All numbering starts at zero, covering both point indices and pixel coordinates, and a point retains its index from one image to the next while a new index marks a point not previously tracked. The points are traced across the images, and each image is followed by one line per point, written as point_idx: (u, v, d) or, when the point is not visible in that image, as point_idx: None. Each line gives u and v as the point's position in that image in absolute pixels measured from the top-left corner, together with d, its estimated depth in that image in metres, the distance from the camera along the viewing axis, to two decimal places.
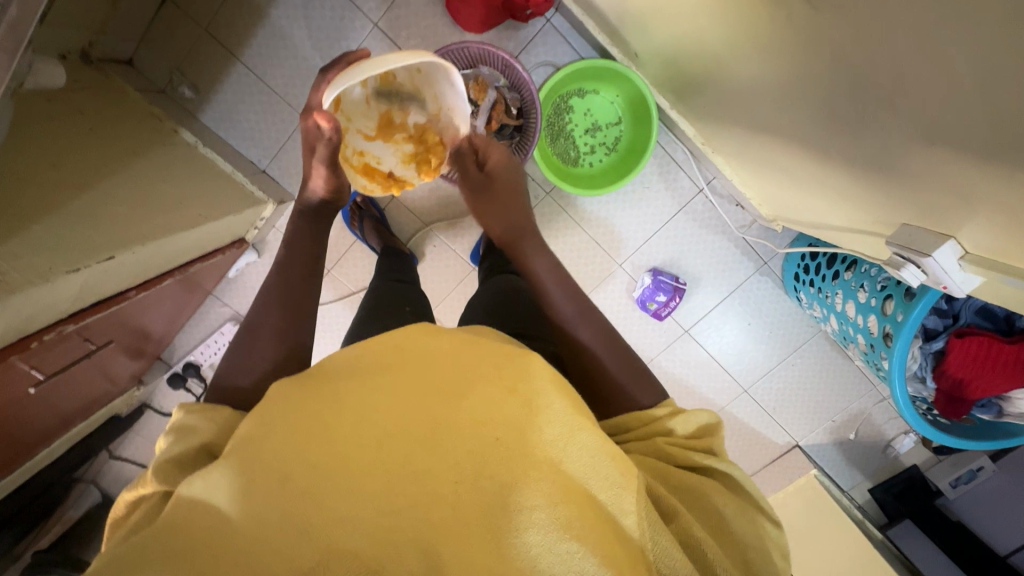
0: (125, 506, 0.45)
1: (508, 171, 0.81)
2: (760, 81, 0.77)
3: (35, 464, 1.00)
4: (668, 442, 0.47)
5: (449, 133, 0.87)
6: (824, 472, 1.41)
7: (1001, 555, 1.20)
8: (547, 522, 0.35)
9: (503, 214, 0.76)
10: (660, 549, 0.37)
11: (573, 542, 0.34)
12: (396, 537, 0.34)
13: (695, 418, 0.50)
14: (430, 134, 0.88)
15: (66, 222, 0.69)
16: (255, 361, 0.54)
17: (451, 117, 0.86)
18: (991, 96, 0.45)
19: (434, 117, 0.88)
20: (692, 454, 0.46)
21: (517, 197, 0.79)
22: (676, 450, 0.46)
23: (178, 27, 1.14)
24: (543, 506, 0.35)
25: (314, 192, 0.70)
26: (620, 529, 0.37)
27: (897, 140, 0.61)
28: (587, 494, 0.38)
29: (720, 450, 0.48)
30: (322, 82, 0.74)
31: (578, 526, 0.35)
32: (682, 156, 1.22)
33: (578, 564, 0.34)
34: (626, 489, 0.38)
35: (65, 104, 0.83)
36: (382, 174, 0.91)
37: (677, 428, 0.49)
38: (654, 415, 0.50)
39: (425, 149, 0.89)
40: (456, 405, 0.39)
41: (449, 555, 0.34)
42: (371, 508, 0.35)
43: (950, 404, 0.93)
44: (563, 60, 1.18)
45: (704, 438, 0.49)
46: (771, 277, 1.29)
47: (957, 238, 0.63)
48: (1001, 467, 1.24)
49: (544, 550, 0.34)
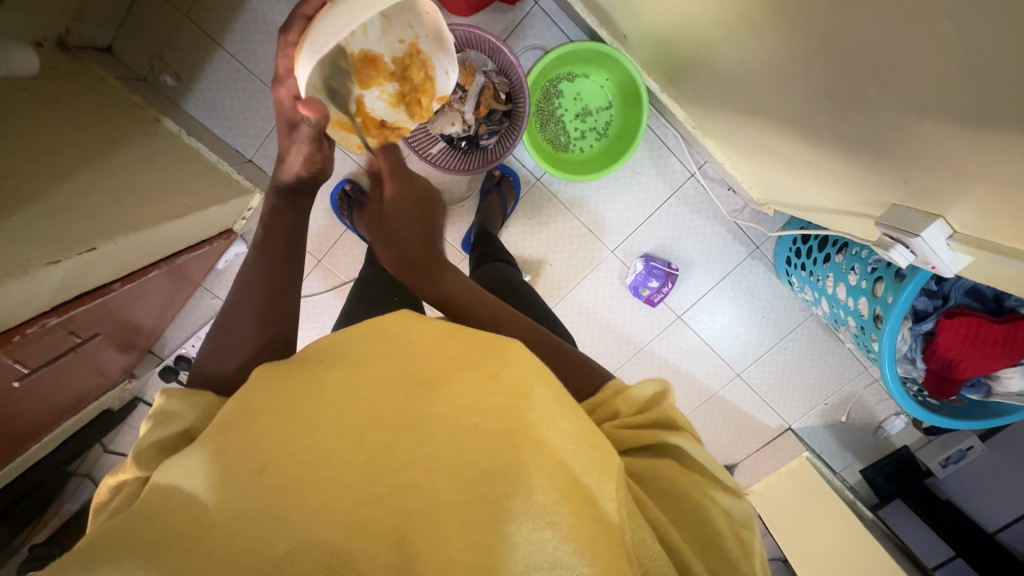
0: (105, 495, 0.45)
1: (403, 202, 0.62)
2: (750, 61, 0.76)
3: (27, 458, 1.00)
4: (611, 426, 0.46)
5: (433, 64, 0.82)
6: (815, 453, 1.43)
7: (989, 533, 1.20)
8: (527, 511, 0.34)
9: (403, 238, 0.60)
10: (638, 538, 0.36)
11: (547, 530, 0.34)
12: (371, 529, 0.34)
13: (637, 395, 0.48)
14: (414, 69, 0.81)
15: (43, 214, 0.67)
16: (234, 347, 0.54)
17: (433, 47, 0.81)
18: (982, 72, 0.44)
19: (411, 49, 0.81)
20: (639, 432, 0.45)
21: (422, 232, 0.61)
22: (620, 435, 0.45)
23: (158, 13, 1.11)
24: (523, 495, 0.35)
25: (290, 169, 0.66)
26: (600, 513, 0.36)
27: (887, 119, 0.60)
28: (569, 478, 0.36)
29: (670, 420, 0.46)
30: (286, 44, 0.67)
31: (557, 514, 0.34)
32: (673, 140, 1.20)
33: (553, 554, 0.33)
34: (605, 476, 0.37)
35: (40, 94, 0.81)
36: (375, 125, 0.83)
37: (621, 409, 0.48)
38: (602, 396, 0.49)
39: (411, 88, 0.83)
40: (438, 394, 0.39)
41: (423, 547, 0.33)
42: (346, 496, 0.35)
43: (941, 384, 0.94)
44: (552, 43, 1.16)
45: (652, 409, 0.47)
46: (763, 261, 1.29)
47: (945, 218, 0.63)
48: (990, 446, 1.22)
49: (523, 540, 0.34)
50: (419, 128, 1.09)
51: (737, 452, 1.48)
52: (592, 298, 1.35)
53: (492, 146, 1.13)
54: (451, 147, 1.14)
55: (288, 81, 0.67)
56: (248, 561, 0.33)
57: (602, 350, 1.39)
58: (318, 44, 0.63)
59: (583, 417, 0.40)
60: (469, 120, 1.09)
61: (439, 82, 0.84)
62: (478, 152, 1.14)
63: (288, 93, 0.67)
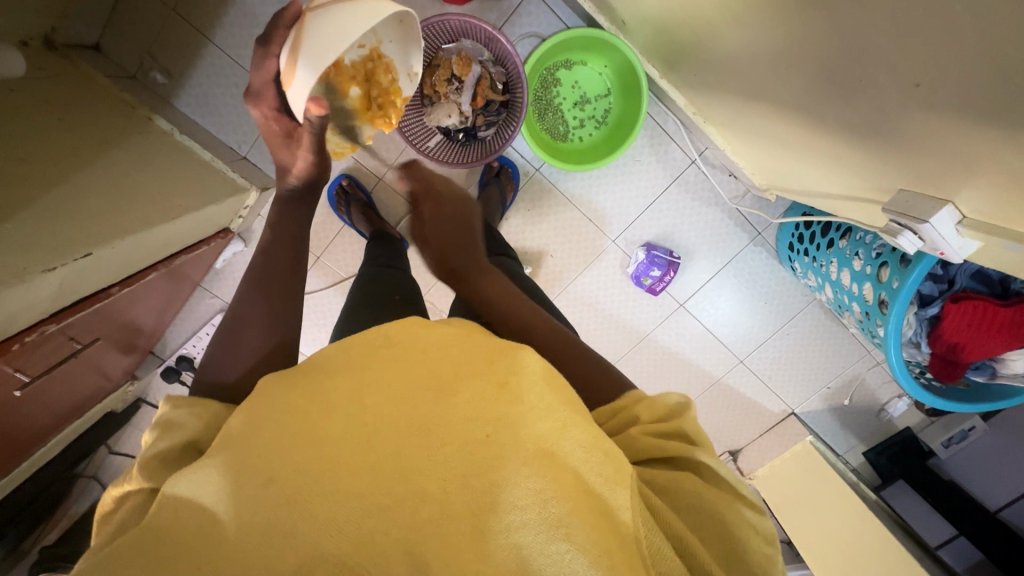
0: (111, 507, 0.44)
1: (442, 220, 0.67)
2: (753, 46, 0.74)
3: (33, 462, 1.00)
4: (641, 432, 0.45)
5: (395, 67, 0.81)
6: (819, 437, 1.44)
7: (992, 512, 1.18)
8: (537, 521, 0.34)
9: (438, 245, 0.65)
10: (655, 547, 0.36)
11: (562, 542, 0.33)
12: (381, 541, 0.33)
13: (662, 402, 0.47)
14: (379, 73, 0.79)
15: (37, 218, 0.66)
16: (242, 353, 0.53)
17: (396, 50, 0.81)
18: (998, 54, 0.43)
19: (370, 54, 0.78)
20: (667, 444, 0.43)
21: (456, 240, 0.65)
22: (650, 441, 0.43)
23: (145, 8, 1.08)
24: (533, 506, 0.34)
25: (297, 174, 0.68)
26: (617, 524, 0.35)
27: (897, 103, 0.58)
28: (581, 486, 0.36)
29: (693, 433, 0.45)
30: (266, 56, 0.66)
31: (570, 525, 0.34)
32: (673, 127, 1.19)
33: (570, 565, 0.33)
34: (620, 484, 0.37)
35: (29, 95, 0.79)
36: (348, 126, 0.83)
37: (643, 414, 0.46)
38: (622, 402, 0.48)
39: (380, 92, 0.80)
40: (445, 403, 0.38)
41: (435, 558, 0.33)
42: (356, 507, 0.34)
43: (944, 366, 0.95)
44: (548, 30, 1.14)
45: (674, 419, 0.46)
46: (766, 248, 1.28)
47: (954, 203, 0.62)
48: (992, 426, 1.23)
49: (536, 550, 0.33)
50: (415, 121, 1.07)
51: (739, 439, 1.50)
52: (594, 288, 1.34)
53: (490, 137, 1.12)
54: (448, 140, 1.12)
55: (268, 94, 0.67)
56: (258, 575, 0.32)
57: (604, 340, 1.39)
58: (313, 53, 0.63)
59: (597, 427, 0.39)
60: (466, 111, 1.08)
61: (404, 84, 0.83)
62: (477, 144, 1.12)
63: (269, 107, 0.68)
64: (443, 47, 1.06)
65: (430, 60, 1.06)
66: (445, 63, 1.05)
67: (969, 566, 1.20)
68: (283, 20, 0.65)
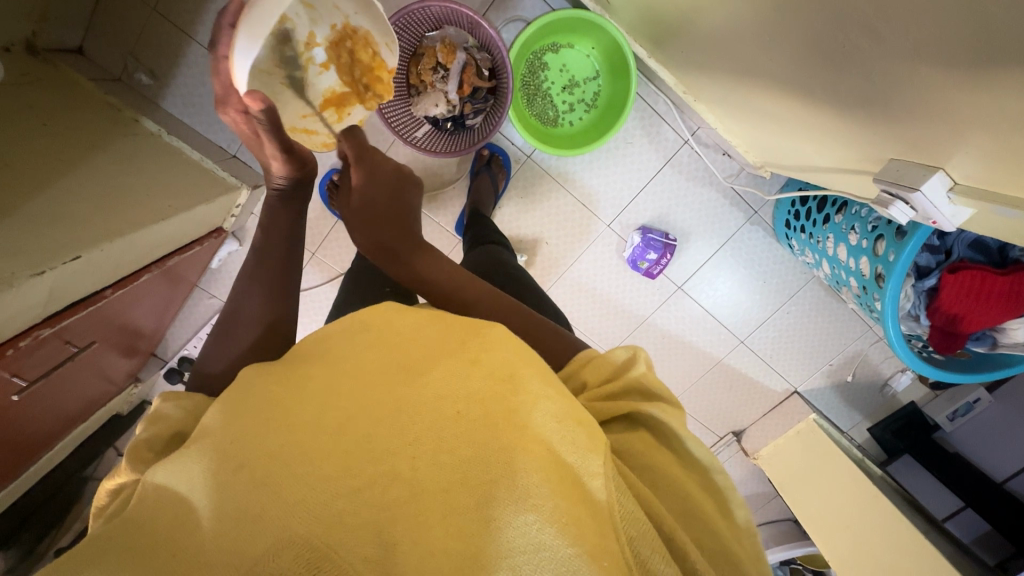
0: (102, 501, 0.45)
1: (373, 185, 0.62)
2: (738, 20, 0.73)
3: (41, 468, 1.00)
4: (587, 400, 0.45)
5: (372, 38, 0.78)
6: (823, 415, 1.44)
7: (999, 483, 1.17)
8: (508, 494, 0.34)
9: (370, 221, 0.60)
10: (627, 515, 0.35)
11: (530, 513, 0.33)
12: (351, 523, 0.33)
13: (608, 361, 0.47)
14: (360, 51, 0.78)
15: (23, 222, 0.66)
16: (227, 348, 0.53)
17: (365, 20, 0.77)
18: (978, 11, 0.42)
19: (344, 32, 0.76)
20: (614, 404, 0.43)
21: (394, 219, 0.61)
22: (595, 407, 0.44)
23: (125, 8, 1.07)
24: (503, 480, 0.34)
25: (279, 168, 0.66)
26: (585, 492, 0.36)
27: (883, 70, 0.57)
28: (553, 457, 0.36)
29: (640, 387, 0.45)
30: (218, 59, 0.64)
31: (539, 495, 0.33)
32: (665, 107, 1.17)
33: (537, 536, 0.32)
34: (592, 452, 0.37)
35: (13, 100, 0.79)
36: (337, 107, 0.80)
37: (591, 379, 0.47)
38: (573, 368, 0.49)
39: (365, 70, 0.80)
40: (417, 383, 0.39)
41: (405, 538, 0.33)
42: (326, 490, 0.34)
43: (945, 338, 0.93)
44: (533, 14, 1.12)
45: (621, 375, 0.46)
46: (762, 226, 1.27)
47: (945, 169, 0.61)
48: (997, 397, 1.21)
49: (506, 522, 0.33)
50: (402, 111, 1.06)
51: (742, 419, 1.49)
52: (591, 274, 1.33)
53: (479, 124, 1.10)
54: (436, 130, 1.11)
55: (231, 97, 0.64)
56: (232, 558, 0.33)
57: (604, 327, 1.38)
58: (254, 37, 0.62)
59: (571, 399, 0.39)
60: (453, 99, 1.07)
61: (385, 55, 0.80)
62: (466, 133, 1.11)
63: (235, 110, 0.64)
64: (426, 35, 1.05)
65: (415, 49, 1.05)
66: (430, 51, 1.04)
67: (975, 537, 1.20)
68: (226, 19, 0.64)
